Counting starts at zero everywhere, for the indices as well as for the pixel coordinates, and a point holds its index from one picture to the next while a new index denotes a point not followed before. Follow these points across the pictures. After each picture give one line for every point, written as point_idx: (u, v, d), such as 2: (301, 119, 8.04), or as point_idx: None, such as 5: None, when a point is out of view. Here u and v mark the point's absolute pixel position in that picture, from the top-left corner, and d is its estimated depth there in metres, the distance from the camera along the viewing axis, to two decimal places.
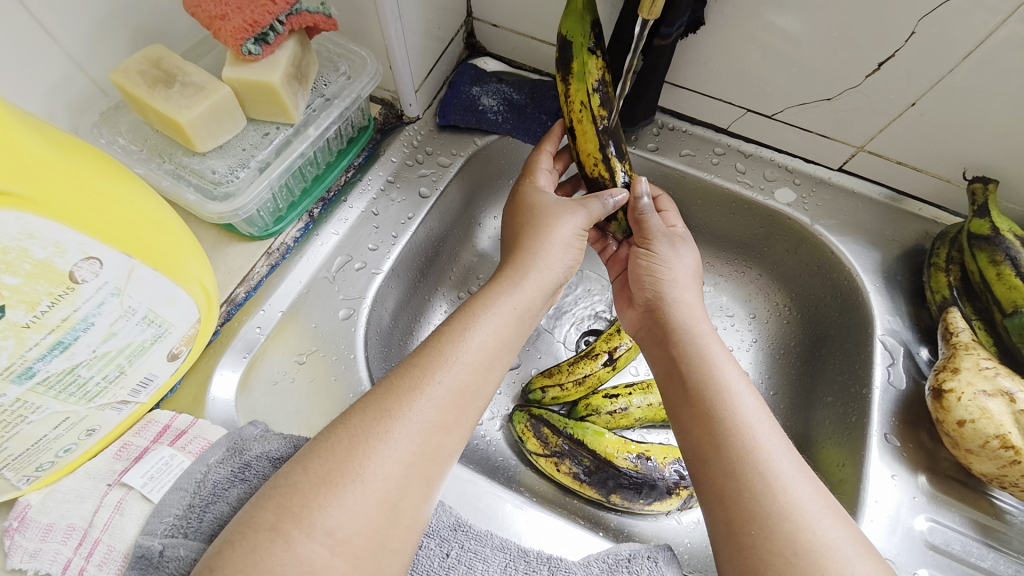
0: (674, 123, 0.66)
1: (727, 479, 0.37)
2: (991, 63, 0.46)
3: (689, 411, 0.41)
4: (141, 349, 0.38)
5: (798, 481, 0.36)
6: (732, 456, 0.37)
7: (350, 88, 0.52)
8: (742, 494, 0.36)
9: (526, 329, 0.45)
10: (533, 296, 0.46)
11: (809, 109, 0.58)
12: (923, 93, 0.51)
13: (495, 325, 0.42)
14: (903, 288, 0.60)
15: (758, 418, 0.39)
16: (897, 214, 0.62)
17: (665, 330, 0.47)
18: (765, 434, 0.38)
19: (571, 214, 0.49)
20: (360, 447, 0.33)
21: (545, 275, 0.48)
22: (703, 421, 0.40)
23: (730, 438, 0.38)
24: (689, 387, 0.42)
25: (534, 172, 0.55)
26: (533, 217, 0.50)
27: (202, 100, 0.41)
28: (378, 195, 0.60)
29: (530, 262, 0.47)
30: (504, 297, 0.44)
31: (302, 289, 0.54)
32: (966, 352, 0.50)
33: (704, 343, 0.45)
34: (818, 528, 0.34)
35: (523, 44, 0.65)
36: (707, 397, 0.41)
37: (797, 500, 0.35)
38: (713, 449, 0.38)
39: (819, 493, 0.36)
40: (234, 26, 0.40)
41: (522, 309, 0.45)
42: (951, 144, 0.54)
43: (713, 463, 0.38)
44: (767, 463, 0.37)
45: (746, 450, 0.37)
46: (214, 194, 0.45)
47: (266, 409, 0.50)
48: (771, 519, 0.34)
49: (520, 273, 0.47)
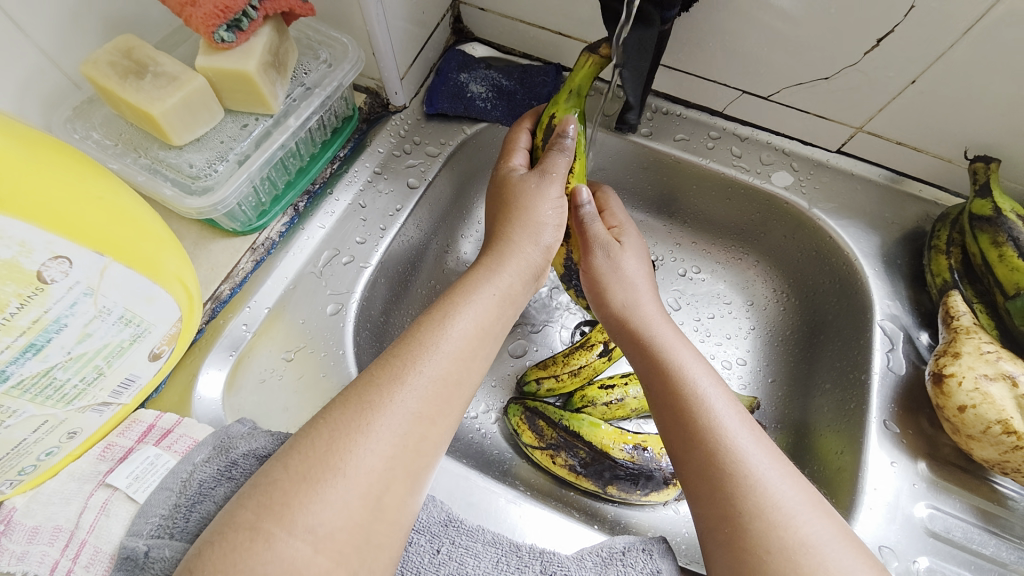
0: (668, 107, 0.65)
1: (697, 480, 0.37)
2: (997, 37, 0.44)
3: (660, 416, 0.41)
4: (119, 350, 0.37)
5: (772, 477, 0.35)
6: (704, 457, 0.37)
7: (330, 75, 0.50)
8: (715, 494, 0.35)
9: (509, 315, 0.44)
10: (512, 283, 0.45)
11: (806, 90, 0.56)
12: (922, 70, 0.49)
13: (474, 312, 0.41)
14: (903, 272, 0.58)
15: (725, 416, 0.39)
16: (896, 196, 0.61)
17: (629, 334, 0.47)
18: (735, 433, 0.38)
19: (548, 187, 0.48)
20: (340, 441, 0.32)
21: (526, 262, 0.46)
22: (673, 424, 0.40)
23: (697, 440, 0.38)
24: (658, 392, 0.42)
25: (511, 153, 0.52)
26: (513, 197, 0.48)
27: (174, 91, 0.40)
28: (365, 186, 0.59)
29: (525, 253, 0.46)
30: (483, 283, 0.43)
31: (290, 284, 0.52)
32: (967, 336, 0.49)
33: (671, 346, 0.44)
34: (796, 525, 0.33)
35: (512, 28, 0.64)
36: (674, 399, 0.40)
37: (773, 496, 0.34)
38: (685, 451, 0.38)
39: (798, 489, 0.35)
40: (205, 12, 0.39)
41: (504, 295, 0.44)
42: (952, 124, 0.53)
43: (686, 464, 0.38)
44: (737, 462, 0.36)
45: (715, 451, 0.37)
46: (192, 188, 0.43)
47: (253, 407, 0.49)
48: (745, 518, 0.34)
49: (498, 260, 0.45)
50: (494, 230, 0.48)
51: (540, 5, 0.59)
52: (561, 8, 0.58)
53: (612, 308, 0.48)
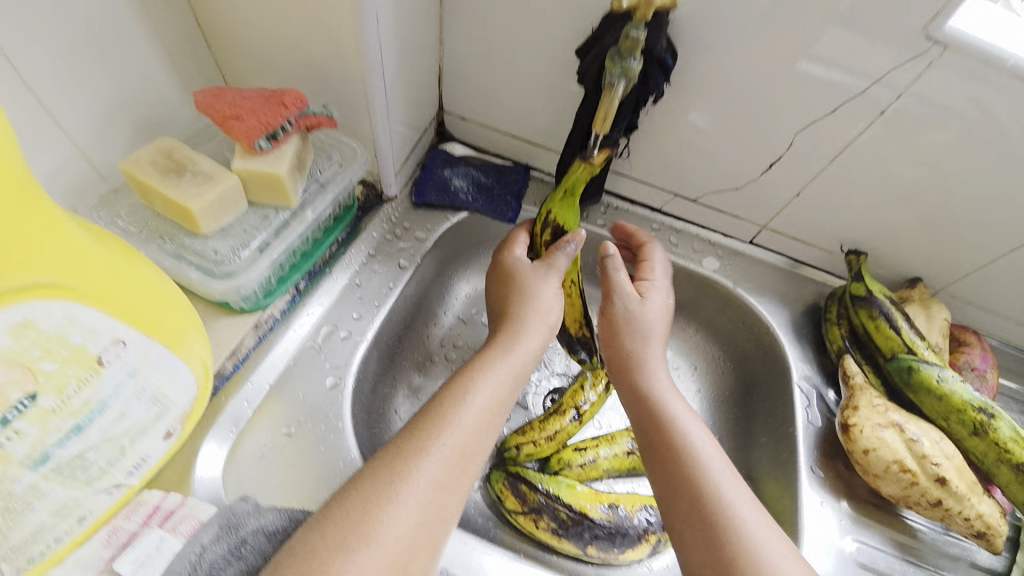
0: (618, 204, 0.79)
1: (686, 512, 0.44)
2: (851, 165, 0.62)
3: (652, 450, 0.49)
4: (141, 430, 0.39)
5: (741, 502, 0.43)
6: (682, 482, 0.45)
7: (342, 175, 0.58)
8: (692, 513, 0.43)
9: (519, 388, 0.50)
10: (525, 361, 0.51)
11: (723, 195, 0.72)
12: (803, 186, 0.66)
13: (492, 387, 0.47)
14: (810, 340, 0.73)
15: (703, 449, 0.47)
16: (798, 278, 0.77)
17: (626, 374, 0.56)
18: (720, 475, 0.45)
19: (548, 278, 0.57)
20: (373, 510, 0.36)
21: (535, 340, 0.53)
22: (662, 452, 0.48)
23: (681, 467, 0.46)
24: (649, 425, 0.50)
25: (511, 245, 0.62)
26: (519, 283, 0.57)
27: (212, 189, 0.45)
28: (361, 267, 0.65)
29: (524, 324, 0.54)
30: (500, 361, 0.49)
31: (289, 361, 0.55)
32: (862, 391, 0.62)
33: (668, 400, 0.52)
34: (758, 539, 0.41)
35: (488, 134, 0.76)
36: (663, 432, 0.49)
37: (740, 516, 0.42)
38: (667, 476, 0.47)
39: (761, 513, 0.43)
40: (248, 125, 0.45)
41: (516, 374, 0.50)
42: (829, 224, 0.70)
43: (667, 485, 0.46)
44: (712, 487, 0.44)
45: (694, 477, 0.45)
46: (216, 273, 0.48)
47: (252, 483, 0.49)
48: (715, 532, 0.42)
49: (512, 339, 0.52)
50: (504, 309, 0.56)
51: (513, 119, 0.72)
52: (531, 123, 0.72)
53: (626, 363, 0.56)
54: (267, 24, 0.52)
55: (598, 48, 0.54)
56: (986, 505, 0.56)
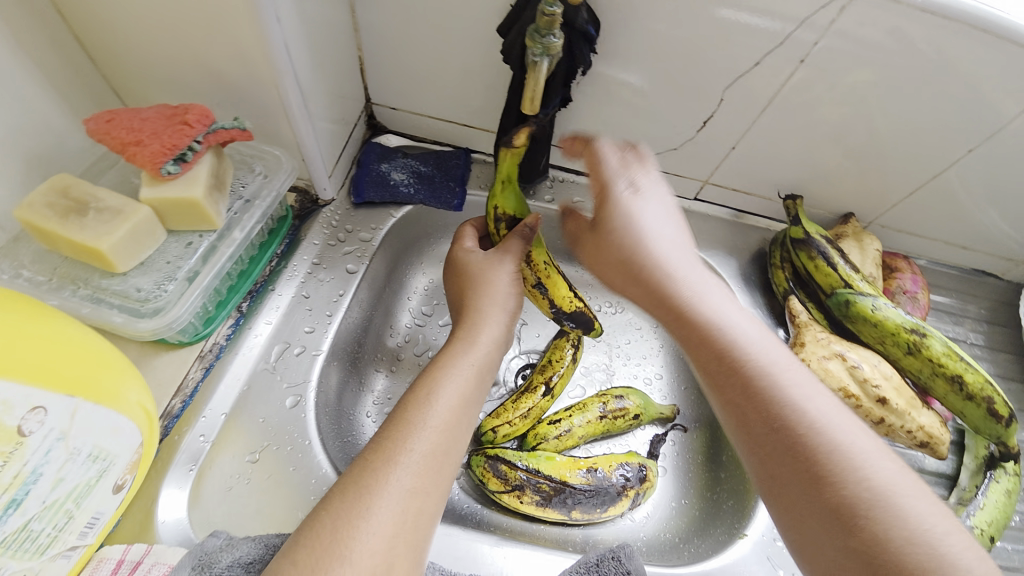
0: (563, 176, 0.79)
1: (735, 394, 0.41)
2: (782, 112, 0.63)
3: (708, 357, 0.43)
4: (87, 489, 0.38)
5: (834, 419, 0.38)
6: (789, 446, 0.38)
7: (268, 186, 0.55)
8: (811, 484, 0.36)
9: (486, 382, 0.50)
10: (487, 352, 0.51)
11: (663, 157, 0.73)
12: (738, 140, 0.68)
13: (457, 385, 0.47)
14: (758, 286, 0.76)
15: (801, 393, 0.39)
16: (742, 228, 0.79)
17: (687, 328, 0.44)
18: (821, 413, 0.38)
19: (503, 265, 0.57)
20: (344, 528, 0.36)
21: (497, 331, 0.53)
22: (739, 385, 0.41)
23: (785, 431, 0.38)
24: (741, 386, 0.41)
25: (460, 241, 0.61)
26: (473, 278, 0.57)
27: (121, 224, 0.42)
28: (306, 278, 0.62)
29: (484, 314, 0.54)
30: (461, 357, 0.50)
31: (243, 387, 0.54)
32: (807, 327, 0.65)
33: (699, 286, 0.46)
34: (875, 472, 0.36)
35: (422, 122, 0.74)
36: (748, 389, 0.40)
37: (854, 452, 0.37)
38: (770, 441, 0.38)
39: (852, 422, 0.39)
40: (152, 151, 0.42)
41: (481, 365, 0.50)
42: (765, 174, 0.72)
43: (779, 457, 0.38)
44: (822, 436, 0.37)
45: (802, 434, 0.37)
46: (143, 311, 0.44)
47: (224, 517, 0.48)
48: (839, 479, 0.36)
49: (472, 333, 0.52)
50: (462, 305, 0.56)
51: (445, 103, 0.70)
52: (463, 105, 0.69)
53: (617, 209, 0.49)
54: (156, 33, 0.47)
55: (519, 25, 0.52)
56: (925, 417, 0.60)
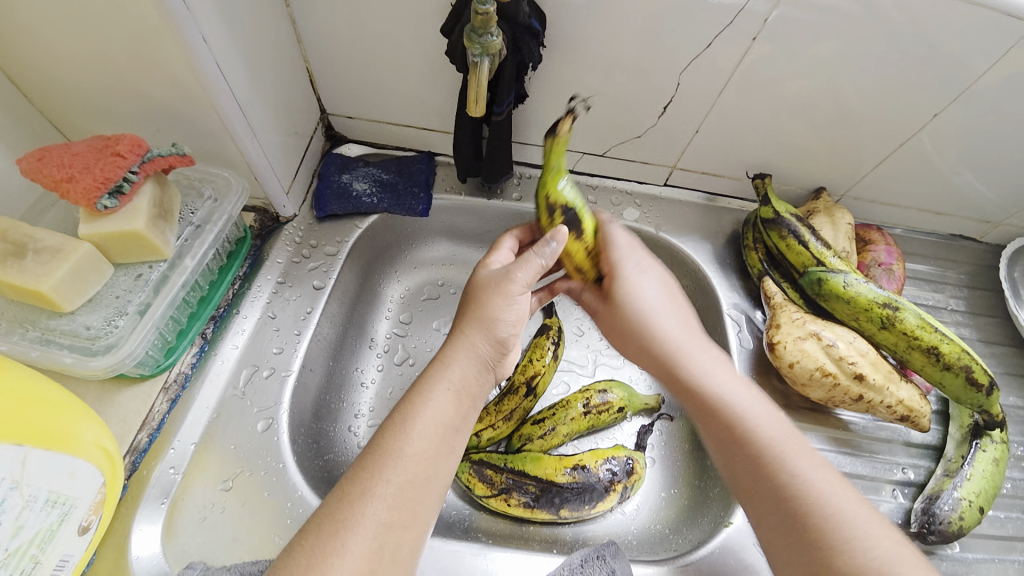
0: (530, 172, 0.77)
1: (730, 450, 0.47)
2: (740, 91, 0.62)
3: (714, 428, 0.48)
4: (49, 534, 0.37)
5: (810, 472, 0.43)
6: (777, 496, 0.43)
7: (219, 210, 0.54)
8: (800, 537, 0.40)
9: (468, 405, 0.47)
10: (465, 373, 0.48)
11: (628, 146, 0.72)
12: (700, 122, 0.67)
13: (434, 410, 0.44)
14: (734, 268, 0.75)
15: (781, 443, 0.45)
16: (715, 210, 0.78)
17: (683, 387, 0.52)
18: (798, 464, 0.43)
19: (511, 276, 0.50)
20: (318, 564, 0.35)
21: (476, 353, 0.49)
22: (734, 441, 0.47)
23: (771, 483, 0.43)
24: (733, 438, 0.47)
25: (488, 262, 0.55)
26: (469, 294, 0.52)
27: (62, 263, 0.42)
28: (271, 298, 0.61)
29: (463, 331, 0.49)
30: (438, 379, 0.46)
31: (212, 414, 0.53)
32: (782, 309, 0.64)
33: (691, 349, 0.53)
34: (853, 527, 0.39)
35: (381, 129, 0.73)
36: (736, 436, 0.47)
37: (832, 506, 0.41)
38: (759, 492, 0.44)
39: (827, 473, 0.43)
40: (85, 186, 0.41)
41: (458, 388, 0.47)
42: (732, 155, 0.71)
43: (772, 516, 0.42)
44: (802, 487, 0.42)
45: (784, 482, 0.43)
46: (94, 350, 0.44)
47: (200, 547, 0.47)
48: (825, 530, 0.39)
49: (448, 354, 0.48)
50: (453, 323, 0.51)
51: (401, 109, 0.69)
52: (420, 109, 0.68)
53: (620, 297, 0.56)
54: (86, 65, 0.46)
55: (460, 25, 0.51)
56: (904, 391, 0.59)
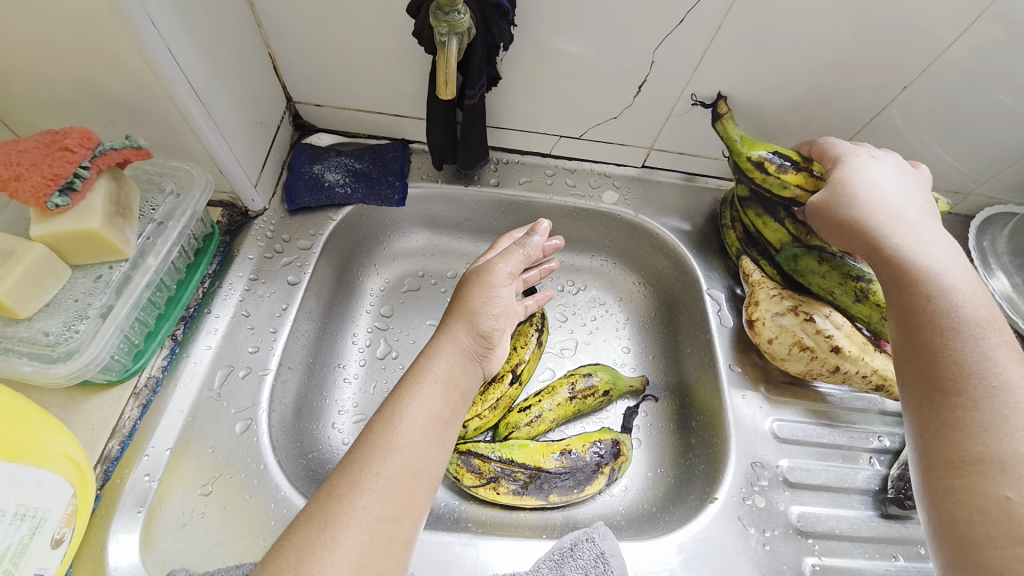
0: (507, 157, 0.76)
1: (897, 296, 0.47)
2: (714, 68, 0.61)
3: (902, 315, 0.46)
4: (21, 548, 0.35)
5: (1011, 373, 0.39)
6: (943, 391, 0.40)
7: (182, 206, 0.51)
8: (954, 445, 0.37)
9: (457, 399, 0.47)
10: (451, 367, 0.47)
11: (604, 127, 0.71)
12: (675, 102, 0.66)
13: (423, 404, 0.44)
14: (713, 247, 0.75)
15: (967, 346, 0.41)
16: (693, 190, 0.79)
17: (898, 283, 0.47)
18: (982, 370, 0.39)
19: (504, 259, 0.54)
20: (308, 560, 0.34)
21: (460, 347, 0.48)
22: (931, 337, 0.43)
23: (941, 381, 0.40)
24: (924, 332, 0.43)
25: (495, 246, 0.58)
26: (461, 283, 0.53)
27: (12, 266, 0.39)
28: (244, 295, 0.60)
29: (450, 326, 0.49)
30: (424, 373, 0.46)
31: (187, 418, 0.52)
32: (760, 287, 0.65)
33: (910, 225, 0.49)
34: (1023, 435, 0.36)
35: (351, 117, 0.70)
36: (920, 324, 0.44)
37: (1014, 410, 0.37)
38: (939, 378, 0.41)
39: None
40: (34, 184, 0.39)
41: (446, 381, 0.46)
42: (708, 135, 0.71)
43: (938, 406, 0.40)
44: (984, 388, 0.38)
45: (960, 382, 0.40)
46: (55, 356, 0.42)
47: (181, 554, 0.46)
48: (988, 431, 0.37)
49: (435, 349, 0.48)
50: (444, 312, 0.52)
51: (371, 96, 0.67)
52: (390, 96, 0.66)
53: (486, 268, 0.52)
54: (26, 55, 0.43)
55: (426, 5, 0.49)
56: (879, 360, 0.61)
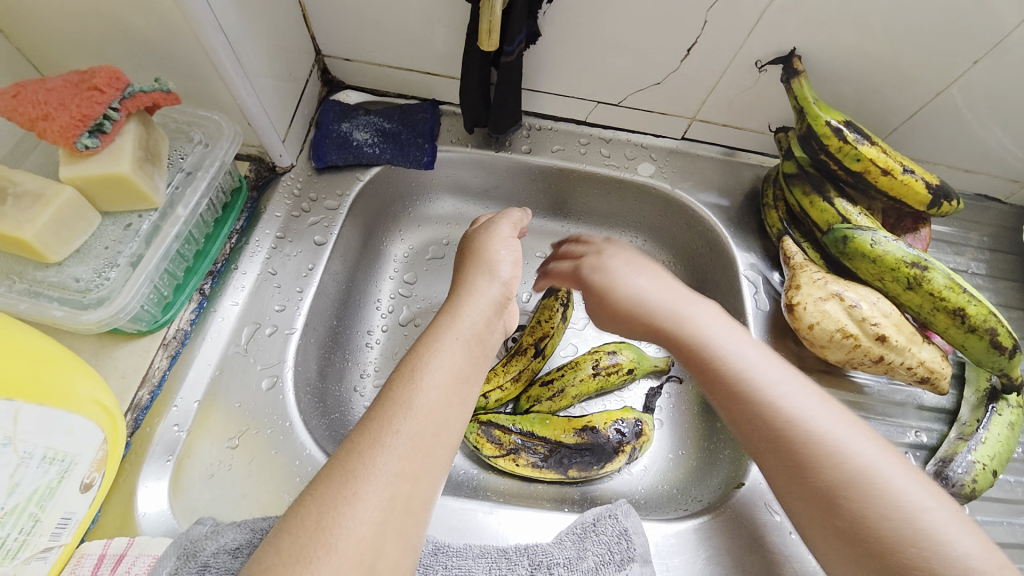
0: (540, 123, 0.73)
1: None
2: (771, 32, 0.56)
3: None
4: (49, 492, 0.36)
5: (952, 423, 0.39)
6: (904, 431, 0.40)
7: (210, 156, 0.50)
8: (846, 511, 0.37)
9: (480, 356, 0.46)
10: (473, 323, 0.47)
11: (646, 94, 0.67)
12: (725, 68, 0.62)
13: (444, 362, 0.43)
14: (752, 227, 0.72)
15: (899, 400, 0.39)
16: (734, 166, 0.74)
17: None
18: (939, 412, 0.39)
19: (503, 229, 0.57)
20: (329, 514, 0.33)
21: (483, 299, 0.50)
22: None
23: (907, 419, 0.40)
24: None
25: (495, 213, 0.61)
26: (471, 248, 0.56)
27: (42, 208, 0.38)
28: (271, 253, 0.59)
29: (471, 281, 0.51)
30: (446, 331, 0.46)
31: (215, 371, 0.51)
32: (802, 270, 0.61)
33: None
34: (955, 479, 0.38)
35: (381, 73, 0.68)
36: None
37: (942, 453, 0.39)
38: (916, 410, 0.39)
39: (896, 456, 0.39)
40: (62, 124, 0.38)
41: (467, 338, 0.46)
42: (757, 106, 0.66)
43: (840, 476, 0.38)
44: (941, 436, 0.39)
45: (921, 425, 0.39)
46: (85, 302, 0.41)
47: (209, 503, 0.47)
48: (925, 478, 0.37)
49: (456, 305, 0.49)
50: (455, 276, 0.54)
51: (402, 51, 0.63)
52: (422, 51, 0.63)
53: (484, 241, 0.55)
54: None
55: None
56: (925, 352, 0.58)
